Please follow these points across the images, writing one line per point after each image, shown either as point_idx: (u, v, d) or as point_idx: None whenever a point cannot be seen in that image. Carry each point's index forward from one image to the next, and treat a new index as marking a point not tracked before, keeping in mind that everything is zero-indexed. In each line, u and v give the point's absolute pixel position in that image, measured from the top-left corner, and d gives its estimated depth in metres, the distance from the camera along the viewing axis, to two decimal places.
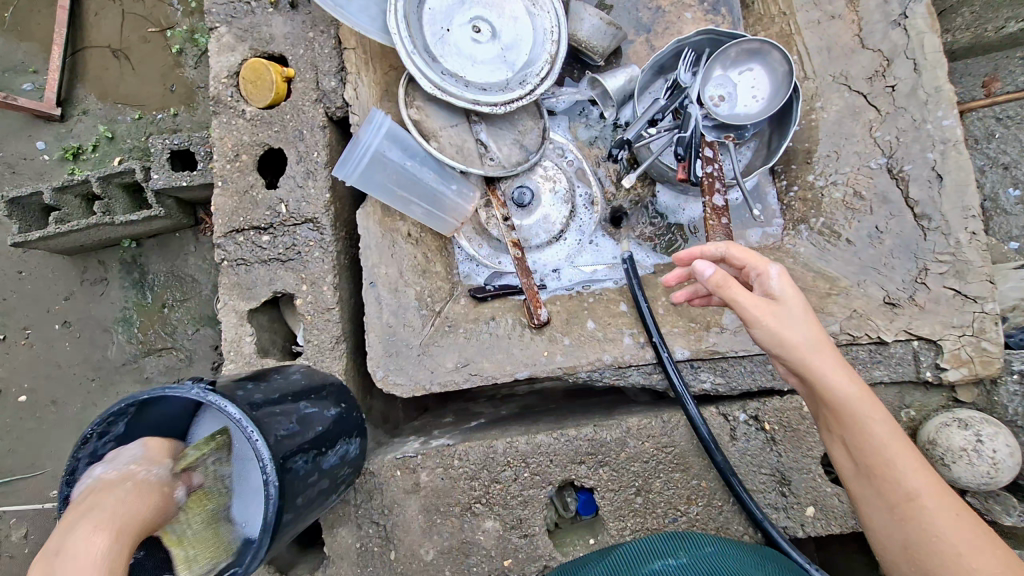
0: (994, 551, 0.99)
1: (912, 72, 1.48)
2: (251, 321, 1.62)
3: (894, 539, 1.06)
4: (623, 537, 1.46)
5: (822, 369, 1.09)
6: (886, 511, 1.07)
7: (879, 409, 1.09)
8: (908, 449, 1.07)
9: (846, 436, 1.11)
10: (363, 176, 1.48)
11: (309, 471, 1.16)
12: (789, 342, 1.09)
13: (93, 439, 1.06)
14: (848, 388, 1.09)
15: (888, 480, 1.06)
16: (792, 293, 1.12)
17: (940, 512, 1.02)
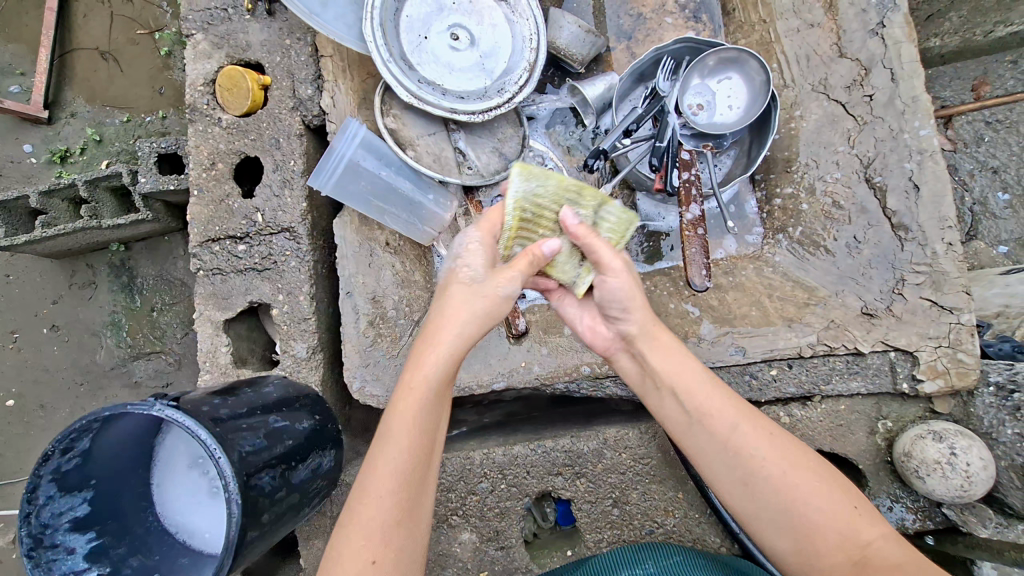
0: (813, 471, 1.03)
1: (889, 81, 1.48)
2: (227, 331, 1.60)
3: (736, 483, 1.05)
4: (599, 548, 1.45)
5: (647, 332, 1.18)
6: (723, 455, 1.06)
7: (693, 361, 1.17)
8: (726, 395, 1.11)
9: (675, 390, 1.13)
10: (339, 185, 1.49)
11: (277, 486, 1.15)
12: (609, 301, 1.18)
13: (55, 455, 1.05)
14: (669, 343, 1.18)
15: (713, 418, 1.08)
16: (605, 254, 1.15)
17: (765, 443, 1.05)
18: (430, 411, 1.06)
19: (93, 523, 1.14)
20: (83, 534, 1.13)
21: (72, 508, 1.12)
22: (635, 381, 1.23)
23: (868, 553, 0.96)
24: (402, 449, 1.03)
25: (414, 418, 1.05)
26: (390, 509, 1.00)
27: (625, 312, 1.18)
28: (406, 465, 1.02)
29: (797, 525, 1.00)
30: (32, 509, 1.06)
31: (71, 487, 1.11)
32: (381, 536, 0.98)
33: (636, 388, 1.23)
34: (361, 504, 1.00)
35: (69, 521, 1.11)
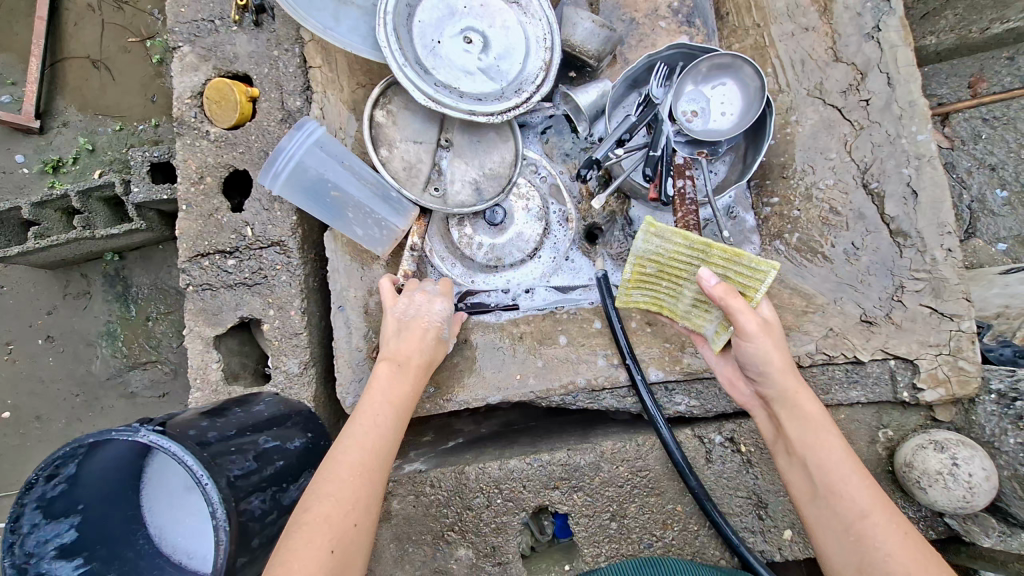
0: (929, 566, 1.03)
1: (885, 86, 1.46)
2: (218, 347, 1.58)
3: (848, 564, 1.07)
4: (598, 563, 1.43)
5: (803, 395, 1.18)
6: (841, 534, 1.09)
7: (833, 432, 1.16)
8: (863, 479, 1.11)
9: (808, 461, 1.15)
10: (295, 178, 1.46)
11: (268, 510, 1.12)
12: (777, 370, 1.18)
13: (40, 482, 1.03)
14: (814, 413, 1.18)
15: (841, 499, 1.10)
16: (743, 318, 1.14)
17: (887, 535, 1.05)
18: (391, 441, 1.21)
19: (80, 549, 1.12)
20: (70, 561, 1.10)
21: (58, 535, 1.09)
22: (768, 434, 1.26)
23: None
24: (379, 452, 1.18)
25: (387, 432, 1.22)
26: (360, 502, 1.10)
27: (766, 374, 1.19)
28: (371, 462, 1.15)
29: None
30: (15, 538, 1.03)
31: (57, 513, 1.09)
32: (343, 528, 1.05)
33: (769, 444, 1.26)
34: (327, 500, 1.06)
35: (56, 549, 1.09)
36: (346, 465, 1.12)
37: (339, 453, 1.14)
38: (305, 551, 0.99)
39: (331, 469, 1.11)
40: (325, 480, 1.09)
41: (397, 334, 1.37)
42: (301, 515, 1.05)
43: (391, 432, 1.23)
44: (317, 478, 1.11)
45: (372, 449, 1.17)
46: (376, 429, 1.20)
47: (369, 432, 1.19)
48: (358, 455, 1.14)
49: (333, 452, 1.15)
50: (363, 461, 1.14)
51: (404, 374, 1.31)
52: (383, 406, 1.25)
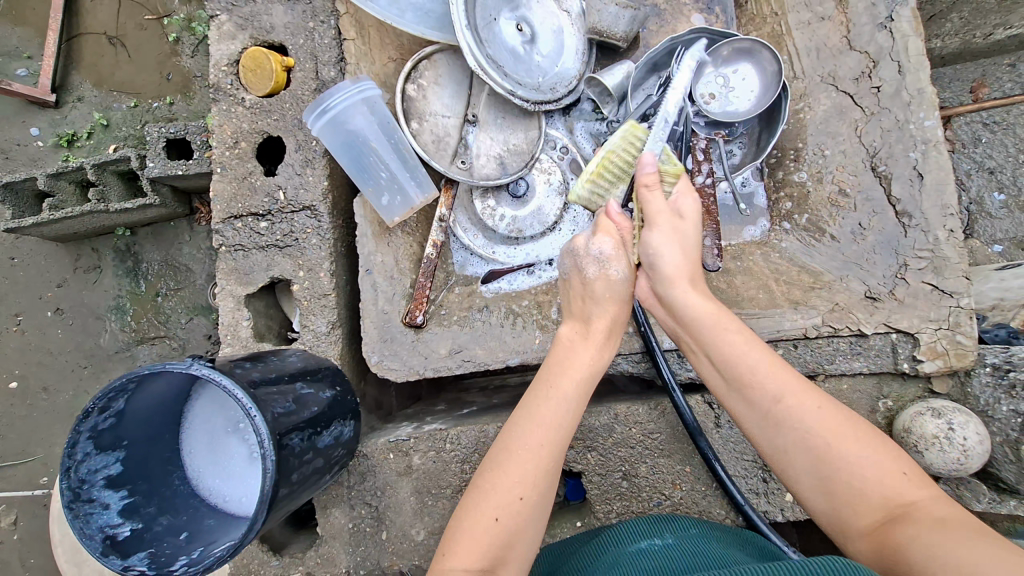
0: (852, 429, 1.01)
1: (896, 73, 1.53)
2: (247, 306, 1.64)
3: (772, 447, 1.06)
4: (609, 519, 1.51)
5: (670, 240, 1.23)
6: (759, 420, 1.08)
7: (729, 319, 1.18)
8: (769, 357, 1.11)
9: (710, 351, 1.17)
10: (329, 126, 1.50)
11: (305, 448, 1.20)
12: (667, 257, 1.22)
13: (94, 413, 1.10)
14: (681, 265, 1.23)
15: (752, 390, 1.09)
16: (654, 200, 1.24)
17: (804, 412, 1.03)
18: (578, 406, 1.17)
19: (126, 481, 1.19)
20: (117, 491, 1.17)
21: (106, 466, 1.16)
22: (672, 328, 1.28)
23: (906, 507, 0.92)
24: (568, 407, 1.16)
25: (580, 390, 1.18)
26: (547, 458, 1.10)
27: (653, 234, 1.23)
28: (565, 419, 1.14)
29: (823, 462, 1.00)
30: (71, 464, 1.11)
31: (105, 445, 1.16)
32: (532, 482, 1.08)
33: (678, 341, 1.27)
34: (495, 473, 1.09)
35: (104, 478, 1.15)
36: (550, 400, 1.15)
37: (529, 406, 1.16)
38: (502, 484, 1.08)
39: (522, 421, 1.14)
40: (497, 455, 1.12)
41: (585, 296, 1.30)
42: (480, 480, 1.11)
43: (587, 383, 1.20)
44: (505, 433, 1.16)
45: (559, 402, 1.15)
46: (577, 388, 1.18)
47: (560, 388, 1.17)
48: (543, 412, 1.14)
49: (529, 397, 1.18)
50: (561, 412, 1.14)
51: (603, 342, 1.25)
52: (606, 345, 1.25)
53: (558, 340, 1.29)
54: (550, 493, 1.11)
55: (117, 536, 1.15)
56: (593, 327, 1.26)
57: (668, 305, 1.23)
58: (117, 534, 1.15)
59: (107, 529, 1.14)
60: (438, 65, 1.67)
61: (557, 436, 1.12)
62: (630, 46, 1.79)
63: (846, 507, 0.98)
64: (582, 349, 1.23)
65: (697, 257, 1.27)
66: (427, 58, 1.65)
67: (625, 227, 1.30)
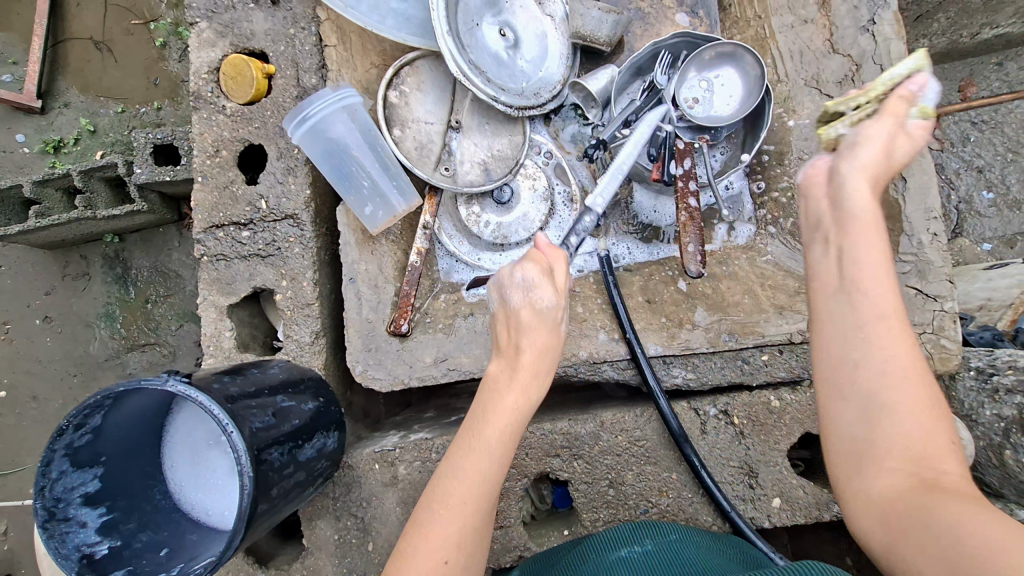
0: (926, 382, 0.86)
1: (879, 77, 1.53)
2: (230, 316, 1.62)
3: (848, 364, 0.89)
4: (596, 527, 1.50)
5: (865, 174, 1.00)
6: (845, 324, 0.91)
7: (884, 229, 0.96)
8: (888, 270, 0.92)
9: (846, 250, 0.95)
10: (310, 134, 1.48)
11: (285, 463, 1.18)
12: (870, 149, 1.02)
13: (69, 430, 1.08)
14: (871, 208, 0.97)
15: (854, 285, 0.92)
16: (872, 124, 1.05)
17: (892, 336, 0.87)
18: (501, 454, 1.13)
19: (104, 498, 1.17)
20: (95, 509, 1.15)
21: (84, 483, 1.14)
22: (815, 215, 1.03)
23: (940, 479, 0.78)
24: (490, 458, 1.12)
25: (503, 437, 1.14)
26: (471, 516, 1.07)
27: (857, 155, 1.01)
28: (486, 473, 1.11)
29: (874, 406, 0.85)
30: (46, 483, 1.08)
31: (82, 462, 1.13)
32: (457, 545, 1.05)
33: (808, 231, 1.04)
34: (422, 534, 1.06)
35: (81, 496, 1.14)
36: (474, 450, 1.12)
37: (453, 461, 1.13)
38: (437, 536, 1.05)
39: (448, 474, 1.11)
40: (421, 513, 1.09)
41: (511, 325, 1.27)
42: (414, 529, 1.08)
43: (512, 430, 1.16)
44: (428, 498, 1.11)
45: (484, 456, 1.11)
46: (500, 433, 1.14)
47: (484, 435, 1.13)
48: (467, 469, 1.10)
49: (451, 453, 1.15)
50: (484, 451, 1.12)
51: (532, 379, 1.21)
52: (533, 393, 1.20)
53: (484, 381, 1.23)
54: (478, 557, 1.09)
55: (95, 554, 1.14)
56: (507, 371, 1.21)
57: (836, 189, 1.00)
58: (93, 553, 1.13)
59: (83, 548, 1.13)
60: (420, 71, 1.66)
61: (483, 494, 1.10)
62: (614, 50, 1.78)
63: (874, 453, 0.84)
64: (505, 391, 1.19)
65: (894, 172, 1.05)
66: (410, 64, 1.64)
67: (821, 175, 1.06)
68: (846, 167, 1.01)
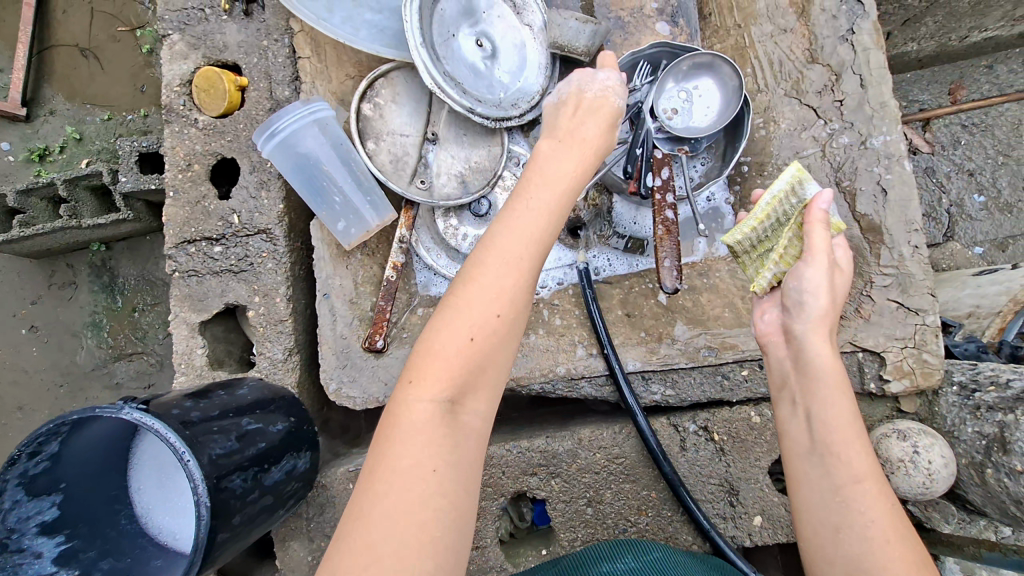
0: (910, 540, 0.90)
1: (859, 87, 1.51)
2: (203, 333, 1.59)
3: (825, 524, 0.94)
4: (574, 547, 1.47)
5: (821, 331, 1.03)
6: (823, 495, 0.95)
7: (849, 391, 1.00)
8: (863, 443, 0.97)
9: (813, 410, 1.00)
10: (281, 149, 1.47)
11: (248, 489, 1.15)
12: (819, 302, 1.03)
13: (23, 458, 1.06)
14: (831, 365, 1.02)
15: (836, 459, 0.96)
16: (816, 235, 1.06)
17: (874, 503, 0.92)
18: (510, 321, 0.98)
19: (63, 526, 1.14)
20: (53, 538, 1.12)
21: (41, 512, 1.11)
22: (779, 372, 1.08)
23: None
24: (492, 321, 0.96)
25: (509, 296, 0.98)
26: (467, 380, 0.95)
27: (807, 312, 1.04)
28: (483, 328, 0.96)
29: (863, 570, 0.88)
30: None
31: (39, 490, 1.10)
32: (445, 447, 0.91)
33: (777, 388, 1.09)
34: (417, 421, 0.91)
35: (37, 526, 1.10)
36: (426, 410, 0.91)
37: (447, 313, 0.97)
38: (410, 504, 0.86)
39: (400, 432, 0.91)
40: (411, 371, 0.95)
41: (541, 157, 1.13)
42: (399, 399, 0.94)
43: (517, 275, 0.99)
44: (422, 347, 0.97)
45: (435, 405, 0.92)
46: (510, 300, 0.98)
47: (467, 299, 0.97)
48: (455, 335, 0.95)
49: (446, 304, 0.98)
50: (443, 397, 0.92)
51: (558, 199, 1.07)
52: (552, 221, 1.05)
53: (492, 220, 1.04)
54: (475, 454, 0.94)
55: None
56: (520, 209, 1.04)
57: (794, 351, 1.05)
58: None
59: None
60: (395, 83, 1.63)
61: (469, 367, 0.94)
62: (593, 59, 1.74)
63: None
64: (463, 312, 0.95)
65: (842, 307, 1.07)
66: (384, 75, 1.62)
67: (776, 334, 1.09)
68: (818, 332, 1.03)
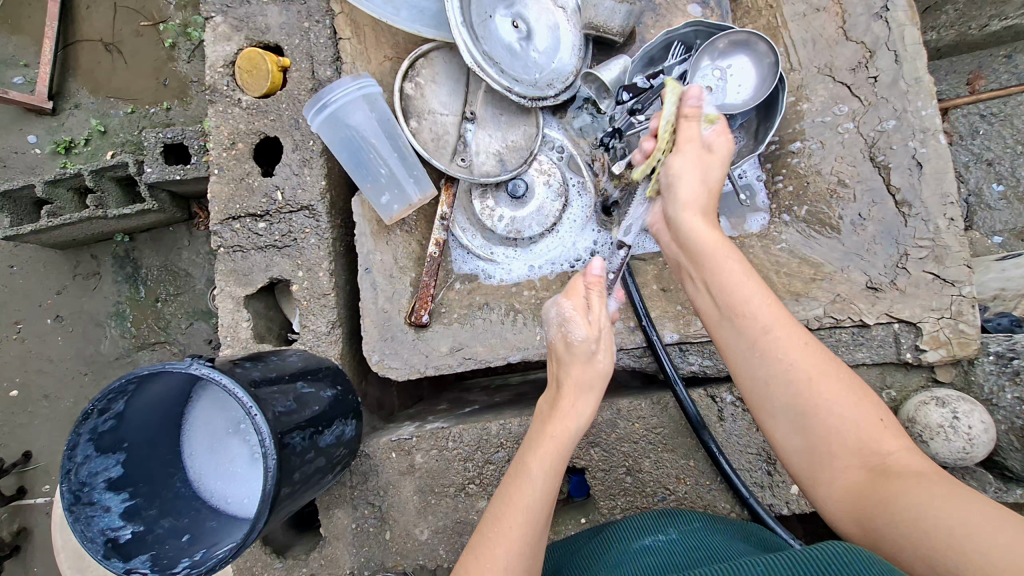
0: (838, 375, 1.01)
1: (893, 63, 1.53)
2: (247, 307, 1.63)
3: (758, 380, 1.05)
4: (614, 515, 1.50)
5: (691, 210, 1.22)
6: (744, 347, 1.07)
7: (734, 253, 1.16)
8: (767, 297, 1.09)
9: (709, 279, 1.15)
10: (330, 121, 1.50)
11: (306, 447, 1.19)
12: (685, 184, 1.24)
13: (94, 414, 1.10)
14: (706, 234, 1.19)
15: (744, 317, 1.08)
16: (687, 128, 1.27)
17: (791, 349, 1.03)
18: (546, 481, 1.11)
19: (127, 483, 1.18)
20: (118, 493, 1.16)
21: (106, 469, 1.16)
22: (673, 254, 1.28)
23: (885, 461, 0.93)
24: (538, 491, 1.09)
25: (549, 469, 1.12)
26: (528, 528, 1.04)
27: (679, 198, 1.24)
28: (535, 499, 1.08)
29: (807, 424, 0.99)
30: (71, 466, 1.10)
31: (106, 448, 1.15)
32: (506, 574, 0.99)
33: (678, 268, 1.27)
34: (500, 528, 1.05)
35: (105, 481, 1.15)
36: (512, 507, 1.07)
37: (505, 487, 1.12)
38: None
39: (503, 501, 1.09)
40: (484, 526, 1.07)
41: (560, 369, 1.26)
42: (471, 551, 1.04)
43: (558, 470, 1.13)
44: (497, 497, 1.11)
45: (529, 481, 1.10)
46: (545, 466, 1.12)
47: (551, 433, 1.17)
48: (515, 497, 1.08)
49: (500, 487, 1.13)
50: (529, 509, 1.06)
51: (594, 378, 1.22)
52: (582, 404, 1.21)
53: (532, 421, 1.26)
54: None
55: (119, 538, 1.15)
56: (562, 399, 1.21)
57: (675, 233, 1.24)
58: (118, 536, 1.15)
59: (108, 532, 1.14)
60: (434, 62, 1.67)
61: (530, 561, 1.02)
62: (626, 41, 1.78)
63: (827, 455, 0.98)
64: (549, 422, 1.20)
65: (716, 190, 1.26)
66: (424, 55, 1.65)
67: (660, 221, 1.33)
68: (688, 219, 1.22)
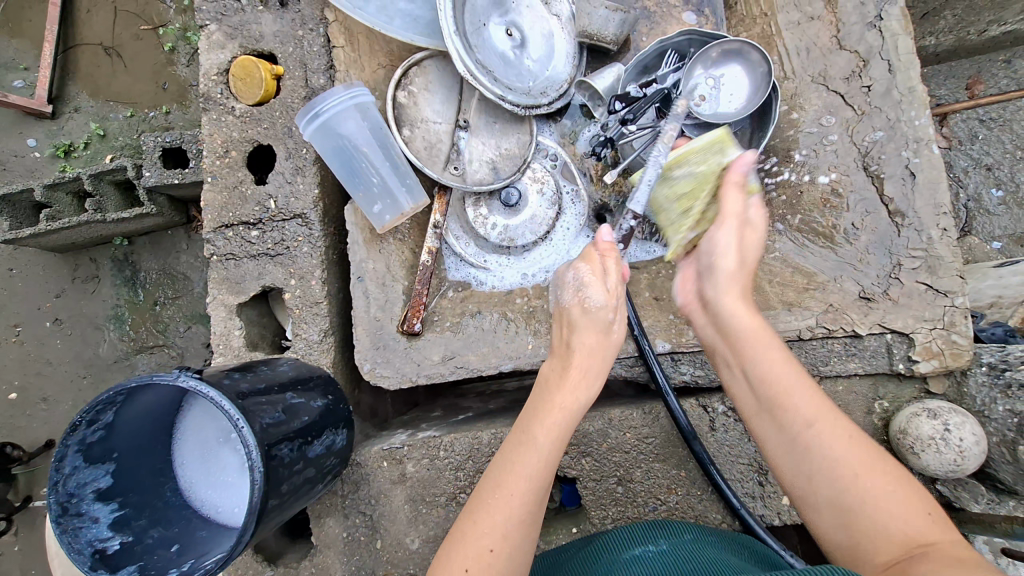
0: (881, 462, 1.01)
1: (886, 72, 1.53)
2: (239, 315, 1.63)
3: (800, 476, 1.05)
4: (605, 525, 1.49)
5: (729, 292, 1.23)
6: (787, 444, 1.07)
7: (774, 340, 1.17)
8: (810, 390, 1.10)
9: (749, 369, 1.16)
10: (323, 130, 1.50)
11: (295, 458, 1.19)
12: (726, 259, 1.24)
13: (82, 426, 1.09)
14: (748, 321, 1.19)
15: (784, 410, 1.09)
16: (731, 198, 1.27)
17: (832, 441, 1.03)
18: (553, 452, 1.14)
19: (116, 493, 1.18)
20: (107, 504, 1.16)
21: (95, 479, 1.15)
22: (711, 338, 1.26)
23: (926, 546, 0.91)
24: (542, 464, 1.12)
25: (556, 438, 1.15)
26: (525, 498, 1.08)
27: (718, 274, 1.25)
28: (536, 473, 1.10)
29: (853, 515, 0.98)
30: (59, 478, 1.10)
31: (95, 458, 1.15)
32: (501, 537, 1.04)
33: (713, 352, 1.26)
34: (495, 498, 1.08)
35: (94, 491, 1.15)
36: (509, 476, 1.10)
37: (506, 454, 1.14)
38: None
39: (506, 469, 1.12)
40: (482, 492, 1.11)
41: (568, 325, 1.28)
42: (464, 514, 1.10)
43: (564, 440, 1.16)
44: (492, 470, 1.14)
45: (535, 451, 1.12)
46: (552, 435, 1.15)
47: (560, 403, 1.18)
48: (517, 464, 1.11)
49: (503, 452, 1.16)
50: (529, 478, 1.09)
51: (608, 342, 1.25)
52: (589, 386, 1.22)
53: (540, 379, 1.27)
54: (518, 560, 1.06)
55: (107, 549, 1.15)
56: (572, 367, 1.23)
57: (713, 315, 1.24)
58: (106, 548, 1.15)
59: (96, 543, 1.14)
60: (428, 71, 1.67)
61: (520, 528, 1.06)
62: (620, 49, 1.78)
63: (868, 544, 0.96)
64: (558, 392, 1.20)
65: (752, 269, 1.27)
66: (417, 63, 1.65)
67: (695, 302, 1.31)
68: (728, 300, 1.22)
